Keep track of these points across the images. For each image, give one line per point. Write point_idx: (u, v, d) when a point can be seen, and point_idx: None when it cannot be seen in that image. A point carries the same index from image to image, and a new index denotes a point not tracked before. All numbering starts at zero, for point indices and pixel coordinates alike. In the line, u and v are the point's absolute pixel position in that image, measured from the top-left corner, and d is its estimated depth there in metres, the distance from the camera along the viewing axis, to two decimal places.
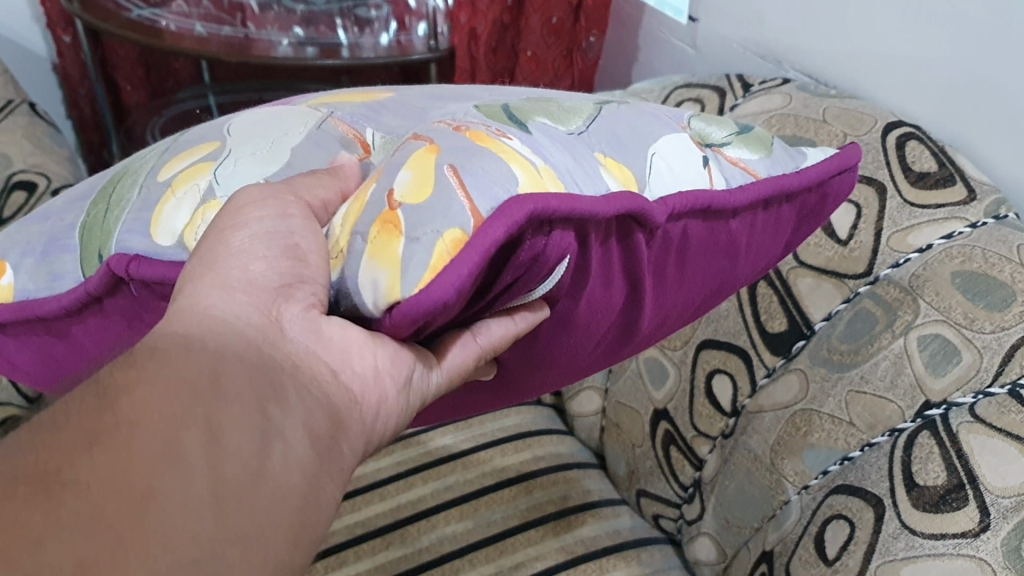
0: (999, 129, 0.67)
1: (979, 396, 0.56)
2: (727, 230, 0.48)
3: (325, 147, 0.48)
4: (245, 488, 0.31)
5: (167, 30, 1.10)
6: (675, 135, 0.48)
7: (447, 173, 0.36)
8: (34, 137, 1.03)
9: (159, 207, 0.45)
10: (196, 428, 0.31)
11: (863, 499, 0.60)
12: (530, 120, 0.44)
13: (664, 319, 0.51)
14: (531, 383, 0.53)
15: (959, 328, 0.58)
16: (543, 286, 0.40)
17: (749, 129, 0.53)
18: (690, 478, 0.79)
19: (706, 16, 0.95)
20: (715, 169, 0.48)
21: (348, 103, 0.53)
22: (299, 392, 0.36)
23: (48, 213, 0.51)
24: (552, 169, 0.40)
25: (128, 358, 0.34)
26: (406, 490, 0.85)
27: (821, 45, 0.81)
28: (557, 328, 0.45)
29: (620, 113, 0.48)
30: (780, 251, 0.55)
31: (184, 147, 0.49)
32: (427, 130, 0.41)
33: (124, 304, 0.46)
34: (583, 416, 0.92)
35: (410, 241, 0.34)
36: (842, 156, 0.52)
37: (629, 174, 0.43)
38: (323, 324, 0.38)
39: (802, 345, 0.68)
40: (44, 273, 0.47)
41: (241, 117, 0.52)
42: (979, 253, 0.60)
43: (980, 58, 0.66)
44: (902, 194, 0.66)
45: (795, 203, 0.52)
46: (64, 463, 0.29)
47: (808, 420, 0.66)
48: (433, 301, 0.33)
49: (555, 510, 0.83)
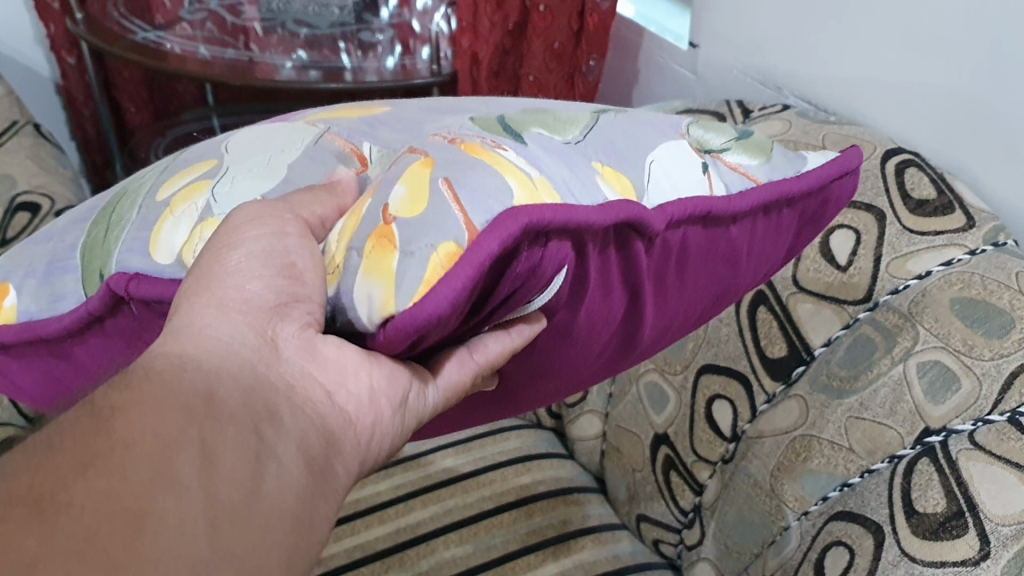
0: (998, 158, 0.67)
1: (979, 424, 0.56)
2: (728, 236, 0.49)
3: (322, 163, 0.48)
4: (240, 509, 0.32)
5: (171, 52, 1.11)
6: (671, 142, 0.49)
7: (441, 186, 0.37)
8: (38, 158, 1.04)
9: (157, 226, 0.45)
10: (192, 449, 0.32)
11: (863, 526, 0.60)
12: (526, 132, 0.45)
13: (666, 327, 0.51)
14: (534, 394, 0.54)
15: (958, 355, 0.59)
16: (542, 297, 0.40)
17: (749, 134, 0.53)
18: (690, 503, 0.79)
19: (707, 42, 0.96)
20: (714, 175, 0.48)
21: (344, 118, 0.53)
22: (293, 413, 0.36)
23: (48, 234, 0.51)
24: (547, 180, 0.40)
25: (124, 379, 0.34)
26: (405, 514, 0.85)
27: (819, 73, 0.81)
28: (557, 337, 0.46)
29: (617, 122, 0.49)
30: (782, 257, 0.55)
31: (180, 167, 0.50)
32: (423, 143, 0.42)
33: (126, 325, 0.46)
34: (582, 440, 0.93)
35: (405, 256, 0.34)
36: (843, 160, 0.53)
37: (627, 183, 0.44)
38: (319, 344, 0.38)
39: (802, 371, 0.68)
40: (47, 295, 0.47)
41: (239, 134, 0.52)
42: (978, 280, 0.61)
43: (978, 86, 0.67)
44: (901, 221, 0.66)
45: (798, 208, 0.52)
46: (58, 488, 0.30)
47: (808, 445, 0.66)
48: (428, 314, 0.33)
49: (555, 535, 0.83)
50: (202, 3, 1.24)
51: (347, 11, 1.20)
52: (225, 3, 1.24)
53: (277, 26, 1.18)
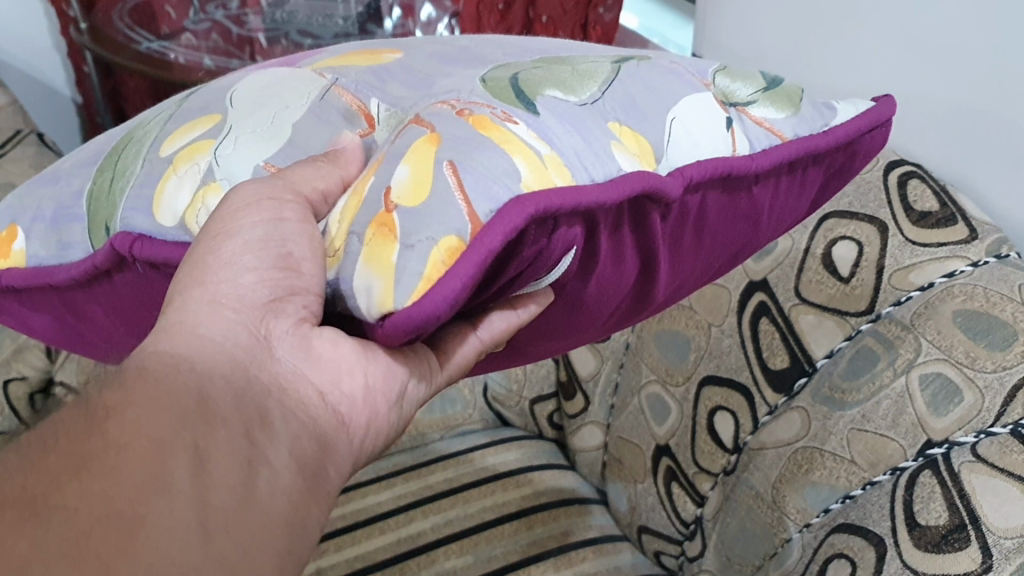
0: (1002, 170, 0.67)
1: (981, 436, 0.55)
2: (749, 196, 0.46)
3: (327, 123, 0.45)
4: (232, 515, 0.32)
5: (177, 62, 1.08)
6: (696, 96, 0.45)
7: (444, 170, 0.34)
8: (42, 166, 1.04)
9: (160, 184, 0.43)
10: (184, 454, 0.32)
11: (865, 538, 0.60)
12: (539, 96, 0.41)
13: (681, 285, 0.49)
14: (543, 352, 0.51)
15: (961, 367, 0.58)
16: (551, 275, 0.38)
17: (778, 83, 0.49)
18: (692, 515, 0.79)
19: (711, 53, 0.96)
20: (739, 129, 0.44)
21: (354, 66, 0.48)
22: (284, 416, 0.36)
23: (56, 175, 0.49)
24: (559, 157, 0.37)
25: (118, 377, 0.34)
26: (406, 524, 0.85)
27: (824, 83, 0.81)
28: (568, 307, 0.44)
29: (638, 73, 0.45)
30: (807, 211, 0.52)
31: (187, 118, 0.47)
32: (428, 113, 0.39)
33: (133, 281, 0.45)
34: (584, 451, 0.92)
35: (404, 248, 0.32)
36: (875, 111, 0.49)
37: (645, 144, 0.41)
38: (314, 340, 0.38)
39: (804, 382, 0.68)
40: (55, 240, 0.46)
41: (248, 79, 0.49)
42: (981, 292, 0.60)
43: (982, 99, 0.67)
44: (904, 233, 0.65)
45: (824, 163, 0.48)
46: (52, 490, 0.30)
47: (810, 457, 0.66)
48: (425, 315, 0.31)
49: (556, 546, 0.83)
50: (206, 13, 1.25)
51: (351, 21, 1.17)
52: (229, 14, 1.25)
53: (281, 38, 1.17)
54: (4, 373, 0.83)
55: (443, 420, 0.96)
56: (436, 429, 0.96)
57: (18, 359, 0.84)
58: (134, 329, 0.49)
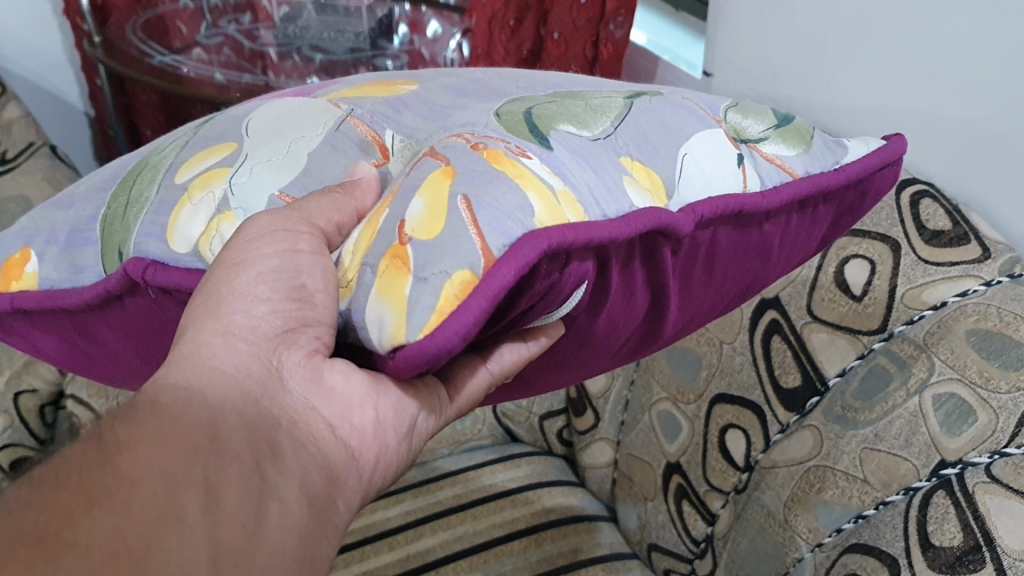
0: (1015, 194, 0.67)
1: (995, 456, 0.55)
2: (760, 232, 0.46)
3: (342, 154, 0.45)
4: (241, 551, 0.32)
5: (188, 75, 1.08)
6: (708, 131, 0.45)
7: (459, 205, 0.34)
8: (54, 179, 1.04)
9: (174, 212, 0.43)
10: (196, 488, 0.32)
11: (878, 558, 0.60)
12: (553, 130, 0.41)
13: (690, 319, 0.49)
14: (547, 385, 0.51)
15: (975, 387, 0.57)
16: (562, 309, 0.38)
17: (789, 120, 0.49)
18: (703, 533, 0.78)
19: (722, 72, 0.96)
20: (749, 166, 0.44)
21: (369, 98, 0.49)
22: (295, 450, 0.36)
23: (70, 199, 0.49)
24: (572, 191, 0.37)
25: (129, 410, 0.34)
26: (415, 540, 0.85)
27: (835, 105, 0.81)
28: (577, 341, 0.44)
29: (652, 108, 0.45)
30: (817, 248, 0.52)
31: (200, 145, 0.47)
32: (443, 145, 0.39)
33: (144, 304, 0.45)
34: (594, 468, 0.92)
35: (418, 281, 0.32)
36: (887, 149, 0.48)
37: (658, 180, 0.41)
38: (326, 372, 0.38)
39: (817, 401, 0.67)
40: (68, 264, 0.46)
41: (262, 108, 0.49)
42: (994, 311, 0.59)
43: (997, 121, 0.66)
44: (917, 251, 0.64)
45: (834, 201, 0.48)
46: (64, 525, 0.29)
47: (822, 476, 0.66)
48: (437, 348, 0.31)
49: (566, 563, 0.83)
50: (217, 28, 1.26)
51: (363, 37, 1.19)
52: (242, 29, 1.26)
53: (293, 52, 1.18)
54: (14, 385, 0.84)
55: (453, 437, 0.96)
56: (445, 445, 0.96)
57: (28, 372, 0.85)
58: (145, 352, 0.48)
